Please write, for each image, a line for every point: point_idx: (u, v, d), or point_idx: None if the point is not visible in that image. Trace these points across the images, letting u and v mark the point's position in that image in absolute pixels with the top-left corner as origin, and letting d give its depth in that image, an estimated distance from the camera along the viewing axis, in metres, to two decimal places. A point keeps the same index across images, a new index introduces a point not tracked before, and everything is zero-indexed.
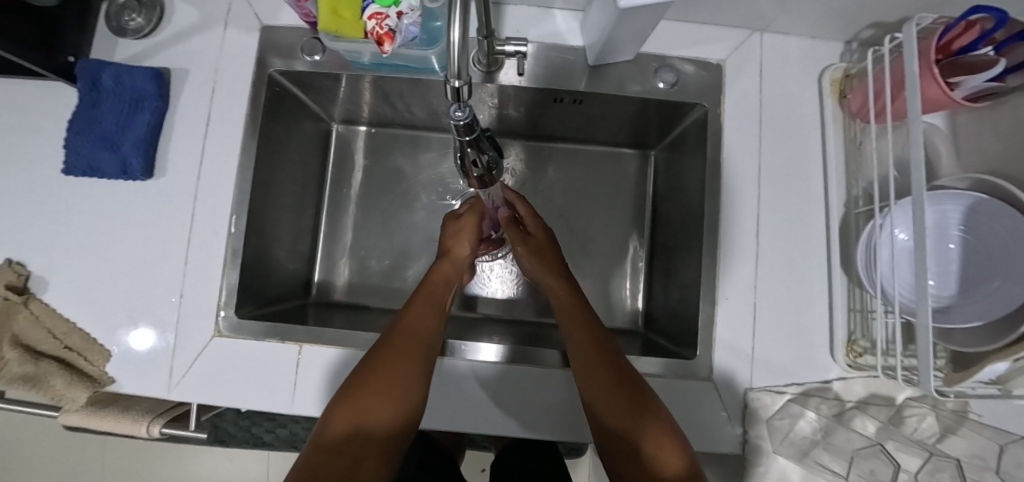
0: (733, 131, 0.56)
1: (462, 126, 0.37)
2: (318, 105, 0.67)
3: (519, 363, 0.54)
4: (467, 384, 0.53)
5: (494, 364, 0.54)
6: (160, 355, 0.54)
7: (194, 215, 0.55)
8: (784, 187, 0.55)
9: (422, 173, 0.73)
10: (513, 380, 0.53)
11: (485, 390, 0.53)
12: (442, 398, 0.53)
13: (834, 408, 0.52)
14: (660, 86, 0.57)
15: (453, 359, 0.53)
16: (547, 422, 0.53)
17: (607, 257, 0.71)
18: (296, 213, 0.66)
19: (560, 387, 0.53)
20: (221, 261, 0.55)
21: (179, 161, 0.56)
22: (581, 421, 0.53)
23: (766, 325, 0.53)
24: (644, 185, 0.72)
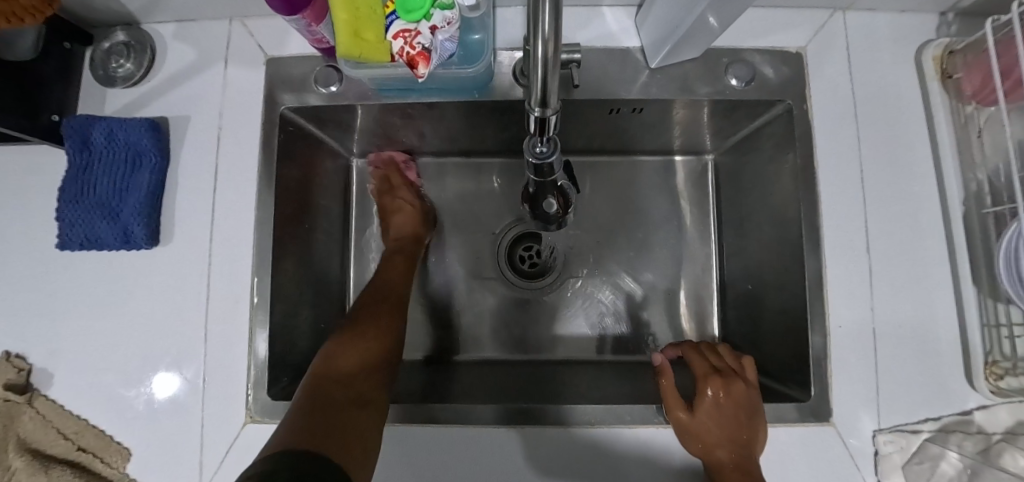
0: (824, 129, 0.48)
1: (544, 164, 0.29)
2: (336, 140, 0.60)
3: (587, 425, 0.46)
4: (516, 458, 0.46)
5: (569, 428, 0.46)
6: (186, 450, 0.46)
7: (211, 283, 0.48)
8: (890, 190, 0.47)
9: (455, 203, 0.66)
10: (569, 449, 0.46)
11: (541, 463, 0.45)
12: (492, 478, 0.45)
13: (978, 443, 0.44)
14: (734, 84, 0.49)
15: (494, 429, 0.46)
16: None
17: (673, 280, 0.62)
18: (323, 264, 0.59)
19: (639, 448, 0.46)
20: (247, 335, 0.47)
21: (189, 222, 0.49)
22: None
23: (888, 353, 0.46)
24: (704, 194, 0.64)
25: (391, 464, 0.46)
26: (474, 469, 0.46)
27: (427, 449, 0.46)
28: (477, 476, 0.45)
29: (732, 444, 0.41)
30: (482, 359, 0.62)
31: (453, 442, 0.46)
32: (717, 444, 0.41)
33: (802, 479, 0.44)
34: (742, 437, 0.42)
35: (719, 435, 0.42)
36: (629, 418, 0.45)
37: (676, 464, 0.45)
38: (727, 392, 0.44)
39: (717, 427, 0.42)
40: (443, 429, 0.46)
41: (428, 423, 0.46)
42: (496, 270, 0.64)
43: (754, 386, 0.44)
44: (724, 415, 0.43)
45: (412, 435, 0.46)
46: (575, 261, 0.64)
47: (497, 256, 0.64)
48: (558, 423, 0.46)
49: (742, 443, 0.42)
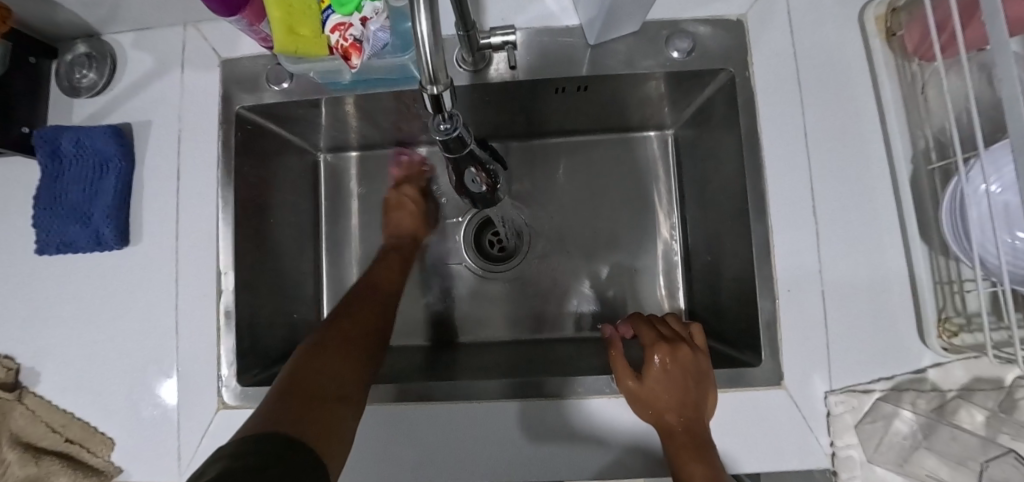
0: (767, 96, 0.48)
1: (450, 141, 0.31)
2: (300, 137, 0.61)
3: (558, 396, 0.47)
4: (504, 430, 0.47)
5: (534, 400, 0.47)
6: (165, 438, 0.49)
7: (180, 279, 0.50)
8: (836, 152, 0.47)
9: (422, 193, 0.67)
10: (552, 418, 0.47)
11: (527, 434, 0.47)
12: (480, 450, 0.47)
13: (932, 401, 0.44)
14: (675, 56, 0.49)
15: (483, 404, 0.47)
16: (604, 460, 0.46)
17: (635, 254, 0.64)
18: (293, 257, 0.61)
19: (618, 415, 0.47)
20: (216, 326, 0.50)
21: (156, 222, 0.51)
22: (639, 452, 0.46)
23: (839, 315, 0.46)
24: (666, 170, 0.65)
25: (357, 441, 0.48)
26: (460, 442, 0.47)
27: (390, 428, 0.48)
28: (438, 450, 0.47)
29: (680, 408, 0.42)
30: (454, 342, 0.64)
31: (414, 420, 0.48)
32: (667, 408, 0.42)
33: (752, 441, 0.45)
34: (691, 401, 0.42)
35: (668, 401, 0.42)
36: (581, 388, 0.47)
37: (635, 430, 0.46)
38: (676, 357, 0.44)
39: (667, 394, 0.42)
40: (405, 408, 0.48)
41: (390, 403, 0.48)
42: (463, 255, 0.66)
43: (703, 351, 0.45)
44: (673, 381, 0.43)
45: (396, 411, 0.48)
46: (540, 242, 0.65)
47: (466, 242, 0.66)
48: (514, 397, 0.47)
49: (691, 406, 0.42)
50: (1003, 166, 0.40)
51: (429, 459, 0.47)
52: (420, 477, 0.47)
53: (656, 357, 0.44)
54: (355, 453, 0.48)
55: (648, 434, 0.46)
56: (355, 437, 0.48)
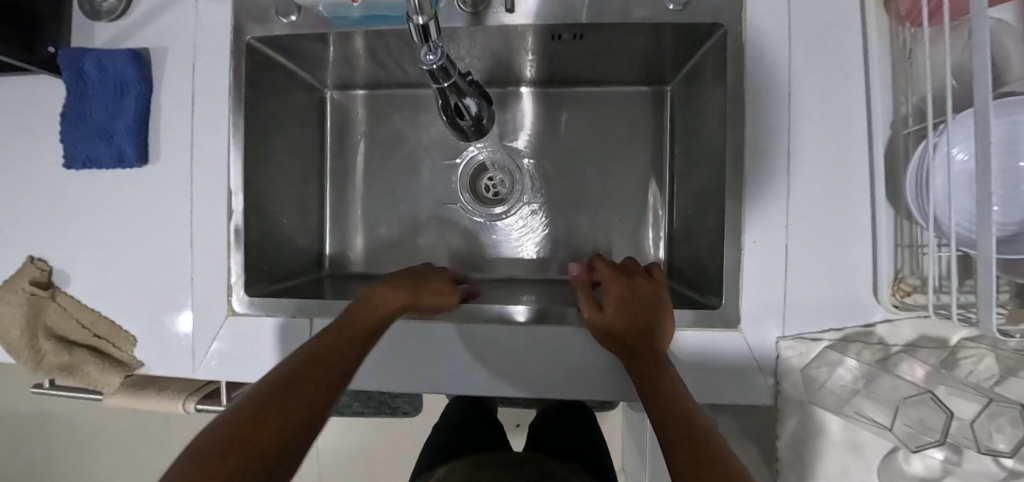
0: (756, 53, 0.49)
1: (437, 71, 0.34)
2: (307, 72, 0.64)
3: (543, 326, 0.52)
4: (513, 354, 0.52)
5: (539, 330, 0.52)
6: (181, 338, 0.55)
7: (194, 197, 0.55)
8: (817, 114, 0.49)
9: (423, 134, 0.70)
10: (555, 346, 0.52)
11: (533, 357, 0.52)
12: (493, 368, 0.52)
13: (877, 353, 0.48)
14: (670, 9, 0.50)
15: (495, 330, 0.52)
16: (599, 384, 0.51)
17: (621, 206, 0.67)
18: (298, 187, 0.65)
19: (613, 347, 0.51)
20: (228, 241, 0.54)
21: (172, 144, 0.55)
22: (621, 381, 0.51)
23: (799, 267, 0.49)
24: (660, 125, 0.67)
25: (384, 356, 0.54)
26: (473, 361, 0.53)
27: (380, 340, 0.53)
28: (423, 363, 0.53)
29: (636, 328, 0.45)
30: None
31: (403, 336, 0.53)
32: (623, 327, 0.45)
33: (704, 376, 0.50)
34: (646, 319, 0.46)
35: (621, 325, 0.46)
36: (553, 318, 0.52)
37: (618, 361, 0.51)
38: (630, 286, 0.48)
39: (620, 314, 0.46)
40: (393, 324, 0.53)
41: None
42: (459, 198, 0.69)
43: (658, 283, 0.49)
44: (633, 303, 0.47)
45: (416, 332, 0.53)
46: (535, 189, 0.68)
47: (461, 185, 0.70)
48: (491, 321, 0.52)
49: (645, 327, 0.45)
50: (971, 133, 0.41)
51: (415, 368, 0.54)
52: (405, 385, 0.54)
53: (609, 287, 0.49)
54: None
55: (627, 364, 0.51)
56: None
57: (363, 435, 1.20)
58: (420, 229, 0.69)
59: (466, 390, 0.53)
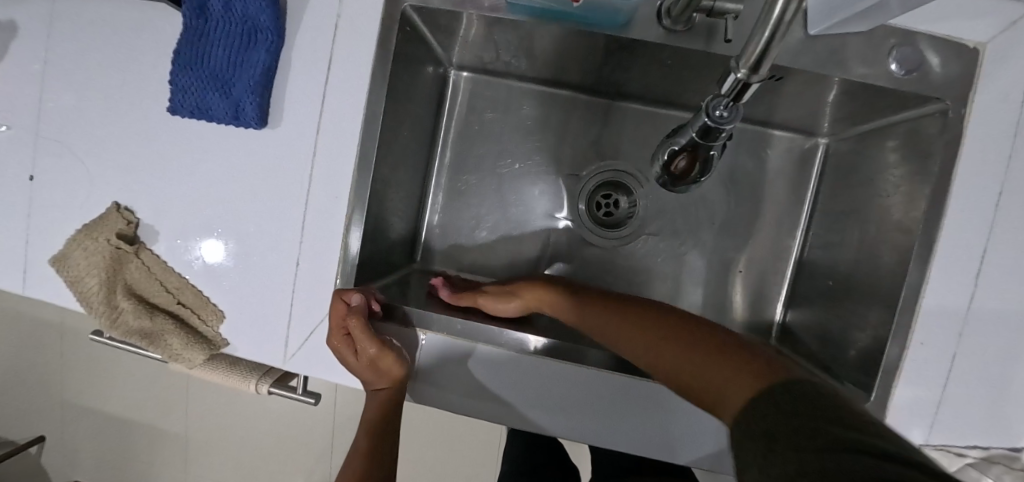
0: (975, 141, 0.44)
1: (720, 124, 0.33)
2: (441, 48, 0.57)
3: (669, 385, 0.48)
4: (622, 403, 0.49)
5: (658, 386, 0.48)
6: (274, 323, 0.51)
7: (313, 175, 0.49)
8: (1023, 220, 0.44)
9: (545, 136, 0.65)
10: (668, 405, 0.48)
11: (643, 413, 0.49)
12: (597, 413, 0.49)
13: (1017, 479, 0.46)
14: (893, 71, 0.45)
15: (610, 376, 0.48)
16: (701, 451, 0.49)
17: (741, 253, 0.63)
18: (409, 174, 0.59)
19: None
20: (343, 230, 0.49)
21: (296, 111, 0.49)
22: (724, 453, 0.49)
23: (960, 379, 0.46)
24: (801, 177, 0.62)
25: (479, 383, 0.49)
26: (579, 402, 0.49)
27: (495, 368, 0.49)
28: (536, 401, 0.49)
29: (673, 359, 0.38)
30: None
31: (505, 366, 0.49)
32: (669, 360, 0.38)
33: None
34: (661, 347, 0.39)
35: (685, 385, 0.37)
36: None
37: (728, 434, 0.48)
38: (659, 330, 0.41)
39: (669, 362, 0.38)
40: (516, 357, 0.49)
41: (506, 348, 0.48)
42: (571, 210, 0.65)
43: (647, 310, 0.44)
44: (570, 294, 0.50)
45: (522, 363, 0.49)
46: (654, 220, 0.63)
47: (576, 198, 0.65)
48: (626, 375, 0.48)
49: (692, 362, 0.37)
50: None
51: (526, 405, 0.49)
52: (508, 419, 0.49)
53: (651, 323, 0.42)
54: (453, 383, 0.49)
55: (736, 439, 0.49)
56: (457, 368, 0.49)
57: None
58: (523, 237, 0.65)
59: (573, 436, 0.49)
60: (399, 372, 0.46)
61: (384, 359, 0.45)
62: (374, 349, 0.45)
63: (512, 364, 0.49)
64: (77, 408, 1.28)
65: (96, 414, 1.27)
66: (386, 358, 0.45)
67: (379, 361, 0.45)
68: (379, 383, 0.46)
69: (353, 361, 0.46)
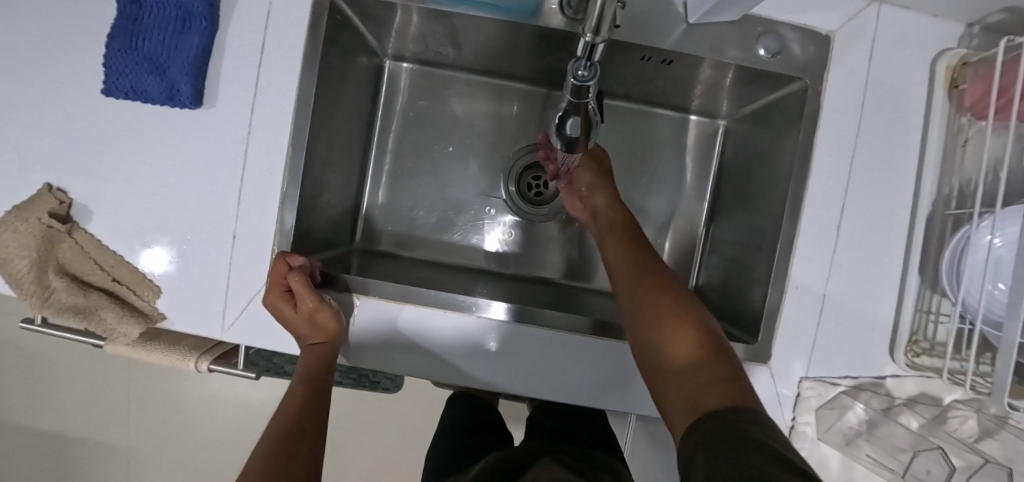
0: (830, 113, 0.52)
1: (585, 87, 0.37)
2: (374, 38, 0.62)
3: (584, 335, 0.53)
4: (543, 355, 0.53)
5: (576, 337, 0.53)
6: (211, 295, 0.52)
7: (248, 151, 0.52)
8: (873, 179, 0.53)
9: (477, 122, 0.70)
10: (586, 353, 0.54)
11: (563, 362, 0.54)
12: (521, 365, 0.54)
13: (882, 402, 0.53)
14: (760, 54, 0.52)
15: (532, 329, 0.53)
16: (618, 394, 0.54)
17: (657, 225, 0.70)
18: (347, 155, 0.63)
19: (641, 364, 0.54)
20: (277, 203, 0.52)
21: (231, 91, 0.51)
22: (638, 395, 0.54)
23: (831, 318, 0.53)
24: (707, 156, 0.70)
25: (412, 340, 0.53)
26: (505, 355, 0.53)
27: (426, 327, 0.53)
28: (464, 355, 0.53)
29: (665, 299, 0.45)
30: (479, 267, 0.69)
31: (439, 323, 0.53)
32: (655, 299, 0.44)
33: None
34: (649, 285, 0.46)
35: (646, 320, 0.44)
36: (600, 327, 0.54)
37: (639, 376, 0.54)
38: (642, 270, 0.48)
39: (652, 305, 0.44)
40: (447, 314, 0.53)
41: (435, 306, 0.53)
42: (504, 191, 0.70)
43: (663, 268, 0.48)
44: (637, 242, 0.51)
45: (455, 322, 0.53)
46: None
47: (507, 180, 0.70)
48: (546, 327, 0.53)
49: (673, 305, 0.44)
50: (1010, 226, 0.46)
51: (456, 359, 0.53)
52: (437, 373, 0.53)
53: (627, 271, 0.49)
54: (385, 343, 0.53)
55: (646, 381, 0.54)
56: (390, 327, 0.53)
57: (338, 403, 1.19)
58: (460, 216, 0.69)
59: (500, 387, 0.54)
60: (334, 328, 0.49)
61: (321, 313, 0.48)
62: (313, 302, 0.48)
63: (444, 324, 0.53)
64: (8, 426, 1.21)
65: (28, 429, 1.21)
66: (323, 312, 0.48)
67: (316, 315, 0.48)
68: (314, 338, 0.48)
69: (291, 317, 0.49)
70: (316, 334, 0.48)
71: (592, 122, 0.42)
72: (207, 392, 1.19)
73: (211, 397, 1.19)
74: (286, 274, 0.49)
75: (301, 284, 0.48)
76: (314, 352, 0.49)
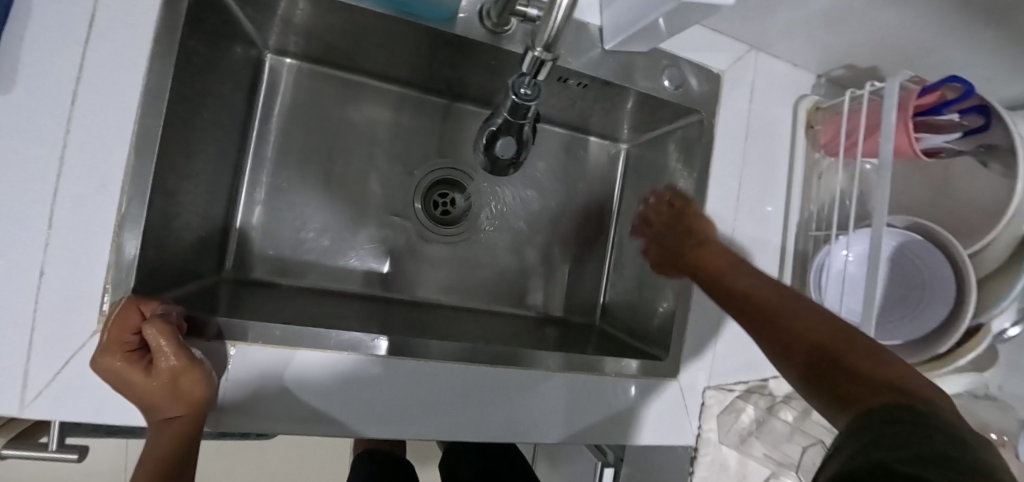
0: (722, 144, 0.57)
1: (526, 104, 0.35)
2: (252, 25, 0.51)
3: (507, 366, 0.50)
4: (464, 392, 0.49)
5: (499, 369, 0.50)
6: (3, 360, 0.37)
7: (66, 157, 0.38)
8: (756, 204, 0.59)
9: (379, 132, 0.63)
10: (512, 385, 0.51)
11: (487, 398, 0.50)
12: (440, 407, 0.48)
13: (766, 401, 0.60)
14: (666, 85, 0.55)
15: (451, 364, 0.48)
16: (544, 426, 0.52)
17: (568, 244, 0.70)
18: (213, 164, 0.51)
19: (564, 390, 0.53)
20: (114, 226, 0.39)
21: (34, 76, 0.37)
22: (564, 424, 0.53)
23: (727, 330, 0.58)
24: (611, 177, 0.72)
25: (306, 394, 0.44)
26: (421, 397, 0.48)
27: (325, 375, 0.45)
28: (354, 406, 0.45)
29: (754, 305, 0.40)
30: (382, 295, 0.61)
31: (344, 370, 0.45)
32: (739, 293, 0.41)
33: (647, 419, 0.55)
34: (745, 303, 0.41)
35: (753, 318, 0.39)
36: (496, 355, 0.50)
37: (563, 403, 0.53)
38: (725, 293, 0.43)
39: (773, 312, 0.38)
40: (352, 357, 0.45)
41: (336, 350, 0.45)
42: (408, 209, 0.64)
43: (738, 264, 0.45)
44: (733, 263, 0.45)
45: (364, 367, 0.46)
46: (489, 215, 0.67)
47: (413, 196, 0.64)
48: (428, 358, 0.48)
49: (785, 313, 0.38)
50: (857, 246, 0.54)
51: (347, 414, 0.45)
52: (341, 428, 0.45)
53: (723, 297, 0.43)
54: (272, 399, 0.43)
55: (569, 408, 0.53)
56: (278, 379, 0.43)
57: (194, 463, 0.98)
58: (360, 237, 0.61)
59: (416, 435, 0.47)
60: (205, 395, 0.38)
61: (188, 376, 0.37)
62: (177, 360, 0.36)
63: (348, 367, 0.45)
64: None
65: None
66: (191, 375, 0.37)
67: (181, 378, 0.36)
68: (174, 409, 0.37)
69: (142, 385, 0.36)
70: (177, 402, 0.37)
71: (525, 143, 0.39)
72: None
73: None
74: (138, 327, 0.36)
75: (161, 336, 0.36)
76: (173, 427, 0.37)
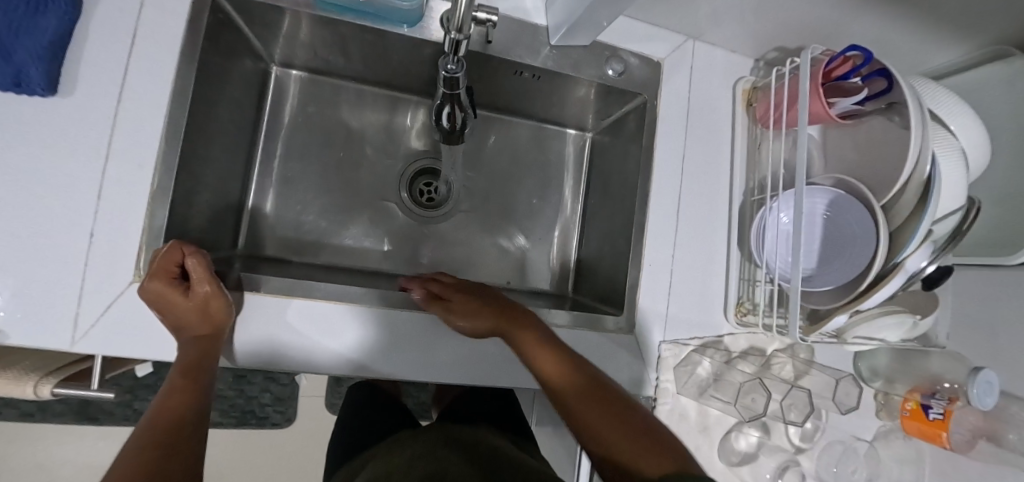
0: (665, 122, 0.65)
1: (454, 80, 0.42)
2: (259, 42, 0.63)
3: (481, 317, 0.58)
4: (443, 339, 0.56)
5: None
6: (62, 301, 0.47)
7: (113, 143, 0.49)
8: (700, 175, 0.66)
9: (369, 130, 0.73)
10: (493, 333, 0.58)
11: (467, 347, 0.57)
12: (426, 352, 0.56)
13: (722, 356, 0.65)
14: (609, 73, 0.64)
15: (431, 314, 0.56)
16: (520, 372, 0.59)
17: (541, 224, 0.77)
18: (228, 155, 0.61)
19: None
20: (147, 199, 0.49)
21: (93, 82, 0.49)
22: None
23: (678, 289, 0.64)
24: (579, 163, 0.80)
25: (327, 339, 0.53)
26: (411, 343, 0.55)
27: (326, 322, 0.53)
28: (361, 347, 0.54)
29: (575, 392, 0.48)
30: (374, 269, 0.70)
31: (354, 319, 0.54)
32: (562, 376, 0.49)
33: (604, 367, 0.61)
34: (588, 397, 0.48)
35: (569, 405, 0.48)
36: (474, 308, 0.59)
37: None
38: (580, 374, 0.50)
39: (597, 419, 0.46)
40: (344, 306, 0.54)
41: (325, 299, 0.53)
42: (396, 195, 0.73)
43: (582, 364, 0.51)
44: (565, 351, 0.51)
45: (373, 314, 0.55)
46: (468, 199, 0.75)
47: (400, 184, 0.73)
48: (424, 309, 0.56)
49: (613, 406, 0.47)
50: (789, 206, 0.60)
51: (357, 355, 0.53)
52: (349, 369, 0.53)
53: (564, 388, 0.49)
54: (285, 342, 0.52)
55: None
56: (293, 324, 0.52)
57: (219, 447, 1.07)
58: (354, 220, 0.70)
59: (410, 376, 0.55)
60: (226, 319, 0.48)
61: (217, 301, 0.47)
62: (209, 287, 0.47)
63: (350, 315, 0.54)
64: None
65: None
66: (218, 299, 0.47)
67: (211, 302, 0.46)
68: (202, 328, 0.46)
69: (180, 304, 0.46)
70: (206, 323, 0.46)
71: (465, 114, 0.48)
72: (29, 462, 0.96)
73: (36, 468, 0.96)
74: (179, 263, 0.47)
75: (200, 266, 0.47)
76: (200, 341, 0.46)
